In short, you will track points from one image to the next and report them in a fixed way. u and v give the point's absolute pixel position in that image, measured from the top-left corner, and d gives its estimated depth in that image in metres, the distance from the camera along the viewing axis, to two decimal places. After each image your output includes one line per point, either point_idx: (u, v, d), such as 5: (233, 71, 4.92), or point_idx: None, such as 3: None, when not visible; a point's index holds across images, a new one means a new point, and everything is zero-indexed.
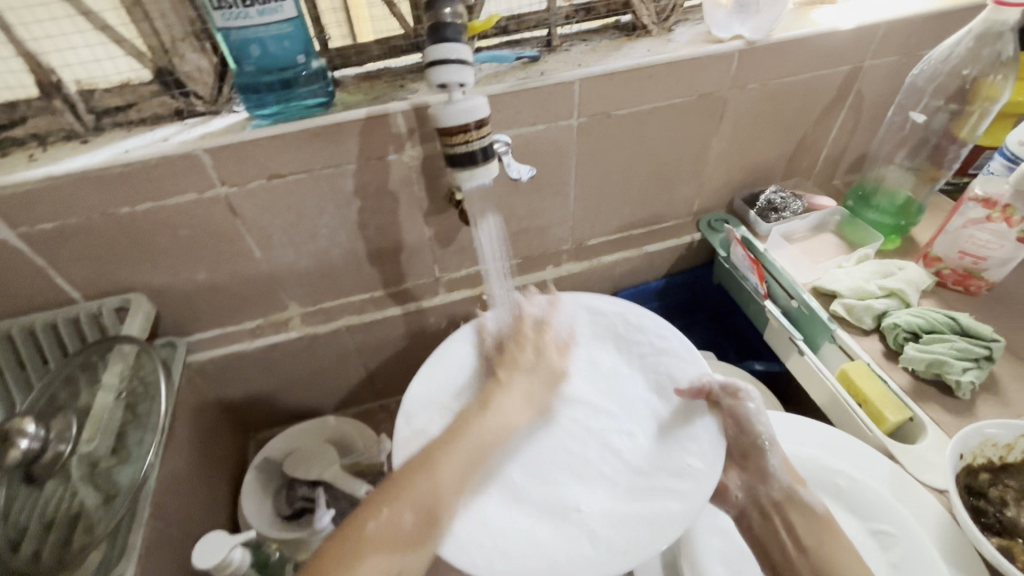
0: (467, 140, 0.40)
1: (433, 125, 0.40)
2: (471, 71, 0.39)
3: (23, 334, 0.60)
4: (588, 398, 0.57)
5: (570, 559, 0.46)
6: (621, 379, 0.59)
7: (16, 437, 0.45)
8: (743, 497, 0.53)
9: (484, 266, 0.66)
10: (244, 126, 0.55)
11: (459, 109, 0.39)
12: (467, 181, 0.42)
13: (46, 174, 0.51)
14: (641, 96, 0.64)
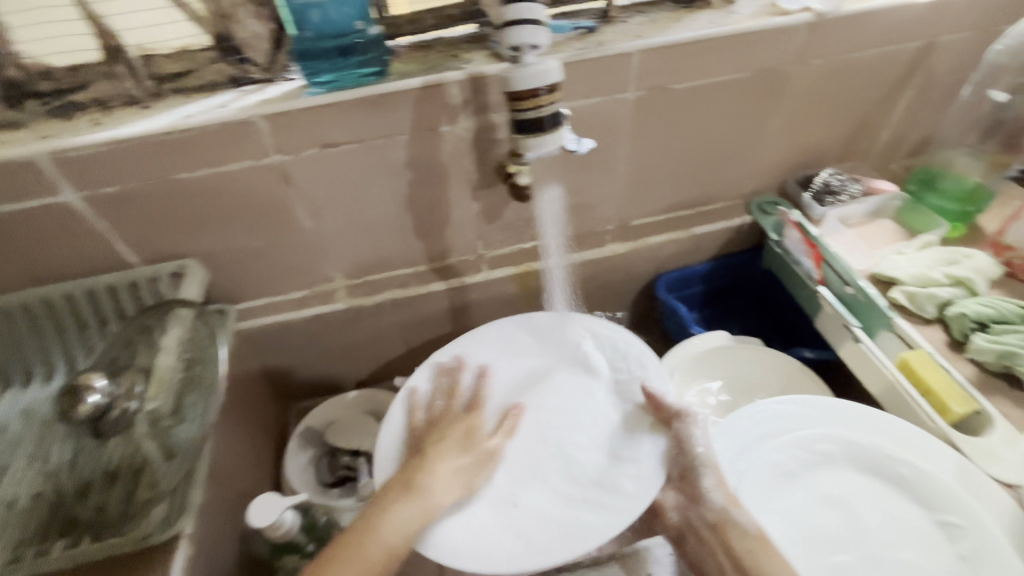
0: (536, 105, 0.40)
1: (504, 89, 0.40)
2: (544, 33, 0.39)
3: (83, 296, 0.61)
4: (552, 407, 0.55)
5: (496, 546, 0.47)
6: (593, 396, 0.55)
7: (86, 392, 0.45)
8: (677, 518, 0.49)
9: (542, 231, 0.73)
10: (299, 94, 0.55)
11: (531, 73, 0.39)
12: (537, 148, 0.41)
13: (110, 137, 0.52)
14: (700, 70, 0.61)
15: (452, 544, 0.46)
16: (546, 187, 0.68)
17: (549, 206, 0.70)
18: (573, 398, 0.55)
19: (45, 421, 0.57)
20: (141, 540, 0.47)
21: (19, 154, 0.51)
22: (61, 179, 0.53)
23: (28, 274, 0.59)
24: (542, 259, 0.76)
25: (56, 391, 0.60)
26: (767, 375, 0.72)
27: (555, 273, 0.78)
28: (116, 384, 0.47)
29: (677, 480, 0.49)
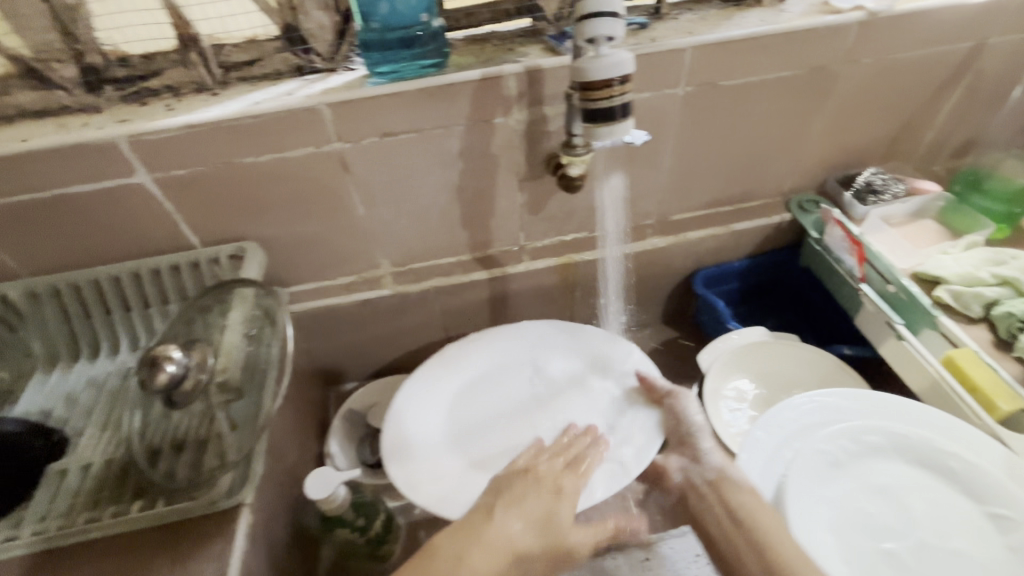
0: (608, 95, 0.41)
1: (577, 78, 0.41)
2: (622, 24, 0.39)
3: (150, 274, 0.63)
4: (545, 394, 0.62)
5: None
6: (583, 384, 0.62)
7: (164, 362, 0.47)
8: (681, 480, 0.56)
9: (602, 216, 0.75)
10: (363, 83, 0.57)
11: (606, 64, 0.40)
12: (609, 136, 0.42)
13: (186, 122, 0.54)
14: (750, 67, 0.62)
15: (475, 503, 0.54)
16: (606, 176, 0.70)
17: (607, 195, 0.72)
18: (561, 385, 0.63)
19: (115, 393, 0.60)
20: (210, 504, 0.51)
21: (99, 135, 0.53)
22: (136, 161, 0.56)
23: (98, 251, 0.62)
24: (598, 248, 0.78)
25: (122, 365, 0.63)
26: (804, 372, 0.73)
27: (611, 262, 0.80)
28: (190, 356, 0.49)
29: (676, 447, 0.58)
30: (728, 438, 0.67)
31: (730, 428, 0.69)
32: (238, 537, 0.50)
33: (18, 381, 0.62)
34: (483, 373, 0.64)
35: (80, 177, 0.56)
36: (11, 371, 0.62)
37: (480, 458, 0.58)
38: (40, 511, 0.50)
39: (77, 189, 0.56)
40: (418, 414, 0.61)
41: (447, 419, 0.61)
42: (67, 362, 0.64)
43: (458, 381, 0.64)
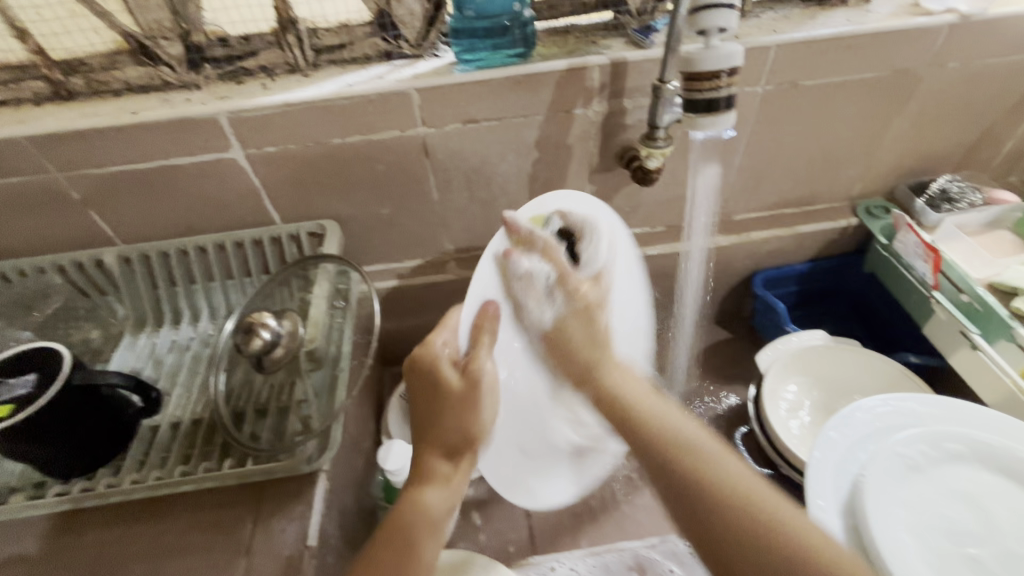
0: (715, 86, 0.44)
1: (686, 68, 0.44)
2: (736, 17, 0.42)
3: (234, 246, 0.67)
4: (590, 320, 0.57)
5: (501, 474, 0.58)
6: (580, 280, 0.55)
7: (260, 330, 0.52)
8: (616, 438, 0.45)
9: (693, 216, 0.73)
10: (451, 70, 0.58)
11: (718, 56, 0.43)
12: (711, 128, 0.45)
13: (283, 101, 0.57)
14: (832, 67, 0.62)
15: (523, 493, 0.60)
16: (701, 167, 0.68)
17: (703, 185, 0.70)
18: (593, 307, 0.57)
19: (198, 358, 0.64)
20: (294, 467, 0.52)
21: (202, 111, 0.56)
22: (233, 138, 0.58)
23: (187, 222, 0.66)
24: (686, 239, 0.76)
25: (204, 332, 0.67)
26: (867, 377, 0.72)
27: (697, 254, 0.78)
28: (282, 326, 0.53)
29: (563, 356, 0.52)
30: (790, 440, 0.67)
31: (790, 429, 0.69)
32: (317, 501, 0.52)
33: (107, 341, 0.66)
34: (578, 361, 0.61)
35: (180, 149, 0.59)
36: (102, 332, 0.65)
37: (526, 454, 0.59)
38: (137, 460, 0.53)
39: (176, 161, 0.59)
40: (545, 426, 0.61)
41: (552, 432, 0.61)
42: (153, 327, 0.68)
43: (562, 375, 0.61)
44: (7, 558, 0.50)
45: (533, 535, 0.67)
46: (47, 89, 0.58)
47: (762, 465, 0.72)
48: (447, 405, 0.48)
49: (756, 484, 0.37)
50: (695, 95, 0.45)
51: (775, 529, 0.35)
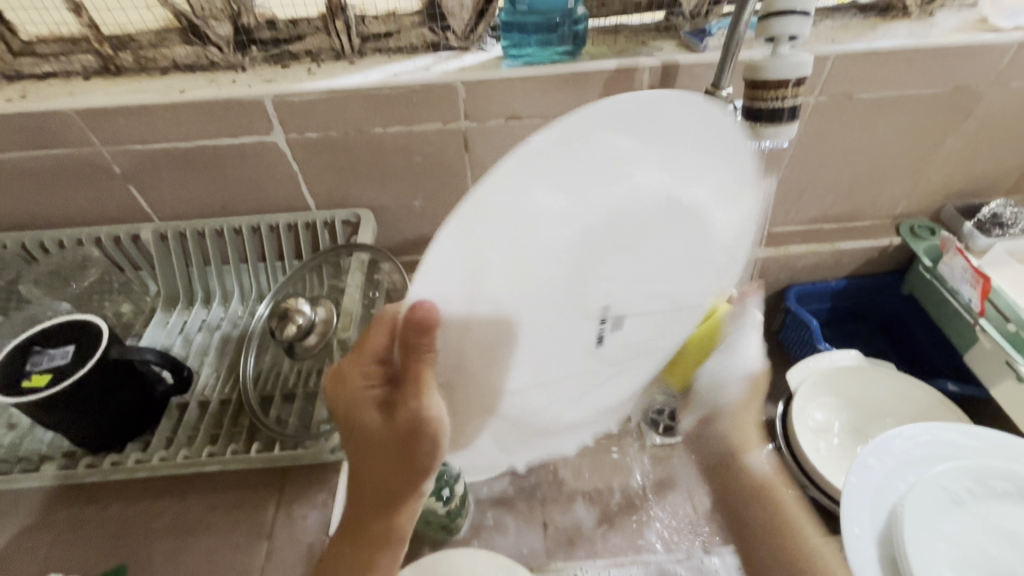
0: (781, 95, 0.43)
1: (751, 75, 0.43)
2: (809, 24, 0.41)
3: (267, 230, 0.67)
4: (606, 225, 0.33)
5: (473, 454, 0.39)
6: (603, 165, 0.30)
7: (296, 315, 0.52)
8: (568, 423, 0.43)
9: None
10: (498, 65, 0.58)
11: (787, 64, 0.42)
12: (773, 138, 0.44)
13: (328, 87, 0.56)
14: (890, 81, 0.60)
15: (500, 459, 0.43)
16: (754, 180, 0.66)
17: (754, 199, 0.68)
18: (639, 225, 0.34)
19: (227, 338, 0.64)
20: (318, 455, 0.51)
21: (247, 92, 0.56)
22: (275, 122, 0.58)
23: (223, 202, 0.66)
24: None
25: (234, 313, 0.67)
26: (901, 402, 0.70)
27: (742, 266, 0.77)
28: (317, 313, 0.53)
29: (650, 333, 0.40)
30: (816, 460, 0.65)
31: (818, 450, 0.67)
32: (339, 491, 0.52)
33: (138, 316, 0.67)
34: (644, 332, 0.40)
35: (223, 131, 0.59)
36: (132, 306, 0.67)
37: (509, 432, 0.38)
38: (164, 438, 0.54)
39: (219, 141, 0.60)
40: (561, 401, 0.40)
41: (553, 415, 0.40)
42: (184, 305, 0.68)
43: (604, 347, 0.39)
44: (31, 525, 0.50)
45: (548, 540, 0.65)
46: (96, 63, 0.59)
47: None
48: (376, 451, 0.37)
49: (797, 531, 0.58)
50: (757, 103, 0.43)
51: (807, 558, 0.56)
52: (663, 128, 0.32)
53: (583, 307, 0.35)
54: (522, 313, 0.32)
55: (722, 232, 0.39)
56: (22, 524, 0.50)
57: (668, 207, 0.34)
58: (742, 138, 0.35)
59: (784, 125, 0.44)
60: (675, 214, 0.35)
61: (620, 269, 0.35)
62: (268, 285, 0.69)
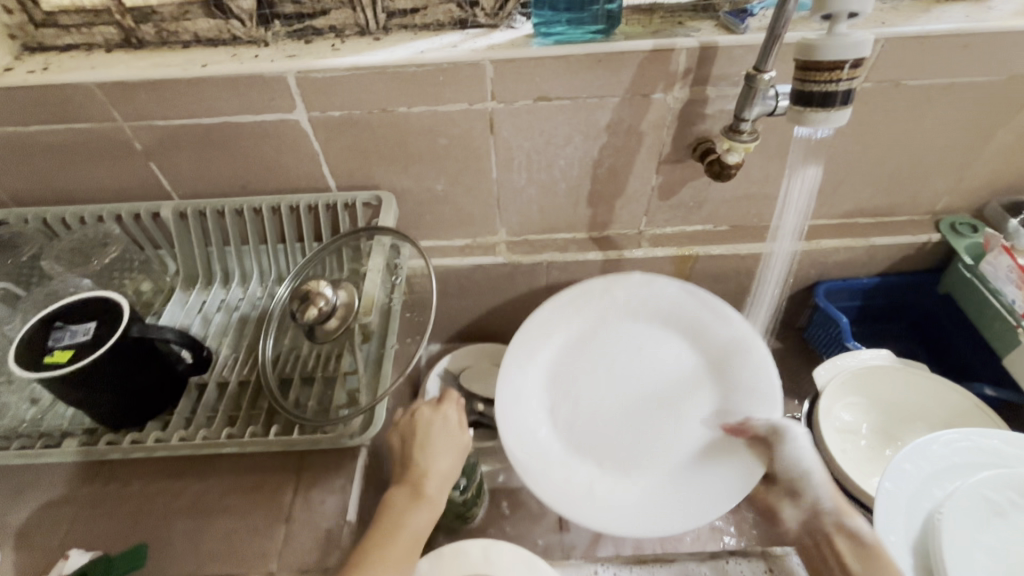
0: (834, 79, 0.40)
1: (802, 58, 0.40)
2: (869, 2, 0.38)
3: (288, 210, 0.66)
4: (651, 442, 0.60)
5: (517, 390, 0.62)
6: (676, 421, 0.61)
7: (317, 298, 0.50)
8: (530, 438, 0.60)
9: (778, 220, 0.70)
10: (528, 43, 0.55)
11: (844, 44, 0.39)
12: (823, 125, 0.42)
13: (352, 64, 0.55)
14: (942, 67, 0.57)
15: (506, 394, 0.61)
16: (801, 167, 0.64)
17: (798, 187, 0.66)
18: (625, 484, 0.58)
19: (246, 319, 0.63)
20: (337, 441, 0.50)
21: (269, 68, 0.55)
22: (298, 99, 0.57)
23: (244, 181, 0.65)
24: (769, 240, 0.72)
25: (253, 295, 0.66)
26: (933, 406, 0.67)
27: (780, 257, 0.74)
28: (338, 296, 0.52)
29: (629, 373, 0.64)
30: (844, 463, 0.64)
31: (843, 452, 0.66)
32: (357, 478, 0.52)
33: (157, 295, 0.66)
34: (618, 375, 0.64)
35: (244, 108, 0.57)
36: (152, 285, 0.66)
37: (547, 400, 0.63)
38: (183, 418, 0.53)
39: (240, 119, 0.58)
40: (562, 403, 0.63)
41: (555, 402, 0.63)
42: (203, 285, 0.67)
43: (581, 412, 0.63)
44: (53, 499, 0.51)
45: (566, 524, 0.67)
46: (118, 36, 0.58)
47: None
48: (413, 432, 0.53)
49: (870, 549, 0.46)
50: (808, 88, 0.41)
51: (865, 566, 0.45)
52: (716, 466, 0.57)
53: (585, 455, 0.60)
54: (565, 464, 0.59)
55: (682, 411, 0.62)
56: (45, 498, 0.51)
57: (666, 420, 0.62)
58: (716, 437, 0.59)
59: (833, 113, 0.42)
60: (671, 404, 0.62)
61: (619, 437, 0.61)
62: (288, 267, 0.68)
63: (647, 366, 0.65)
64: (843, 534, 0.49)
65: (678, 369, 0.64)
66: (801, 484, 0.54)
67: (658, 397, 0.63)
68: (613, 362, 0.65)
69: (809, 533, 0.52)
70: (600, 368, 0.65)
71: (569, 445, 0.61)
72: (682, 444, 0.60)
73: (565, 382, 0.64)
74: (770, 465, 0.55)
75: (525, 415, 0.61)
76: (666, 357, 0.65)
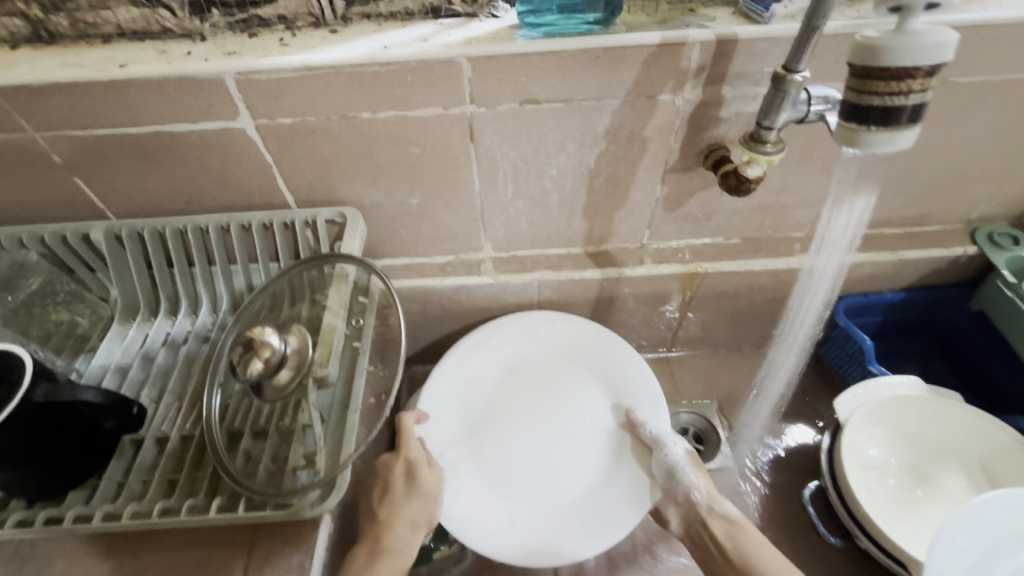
0: (903, 89, 0.33)
1: (864, 62, 0.33)
2: None
3: (238, 229, 0.57)
4: (555, 461, 0.57)
5: (430, 437, 0.56)
6: (576, 436, 0.58)
7: (261, 348, 0.42)
8: (453, 486, 0.54)
9: (819, 244, 0.61)
10: (512, 36, 0.47)
11: (920, 45, 0.32)
12: (884, 146, 0.35)
13: (303, 63, 0.46)
14: (998, 62, 0.48)
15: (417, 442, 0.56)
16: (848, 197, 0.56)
17: (844, 218, 0.57)
18: (535, 520, 0.53)
19: (194, 357, 0.55)
20: (294, 513, 0.43)
21: (203, 68, 0.46)
22: (241, 104, 0.48)
23: (187, 196, 0.56)
24: (813, 254, 0.62)
25: (203, 326, 0.58)
26: (971, 440, 0.61)
27: (824, 271, 0.64)
28: (288, 343, 0.44)
29: (530, 391, 0.61)
30: (872, 508, 0.56)
31: (870, 492, 0.59)
32: (319, 551, 0.44)
33: (96, 326, 0.58)
34: (523, 401, 0.60)
35: (176, 113, 0.48)
36: (89, 316, 0.58)
37: (462, 440, 0.57)
38: (114, 483, 0.46)
39: (174, 127, 0.49)
40: (477, 443, 0.57)
41: (468, 441, 0.57)
42: (146, 315, 0.59)
43: (497, 447, 0.57)
44: None
45: None
46: (25, 29, 0.49)
47: (832, 532, 0.62)
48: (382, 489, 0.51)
49: (749, 550, 0.52)
50: (870, 99, 0.34)
51: (745, 559, 0.51)
52: (616, 474, 0.55)
53: (503, 494, 0.55)
54: (483, 506, 0.54)
55: (578, 425, 0.58)
56: None
57: (567, 437, 0.58)
58: (614, 445, 0.57)
59: (899, 132, 0.35)
60: (569, 419, 0.59)
61: (528, 465, 0.57)
62: (244, 293, 0.60)
63: (548, 384, 0.61)
64: (716, 520, 0.54)
65: (577, 382, 0.61)
66: (676, 483, 0.55)
67: (560, 417, 0.59)
68: (519, 390, 0.61)
69: (689, 528, 0.55)
70: (507, 394, 0.60)
71: (485, 482, 0.55)
72: (581, 458, 0.57)
73: (476, 420, 0.59)
74: (648, 471, 0.55)
75: (440, 461, 0.55)
76: (564, 378, 0.61)
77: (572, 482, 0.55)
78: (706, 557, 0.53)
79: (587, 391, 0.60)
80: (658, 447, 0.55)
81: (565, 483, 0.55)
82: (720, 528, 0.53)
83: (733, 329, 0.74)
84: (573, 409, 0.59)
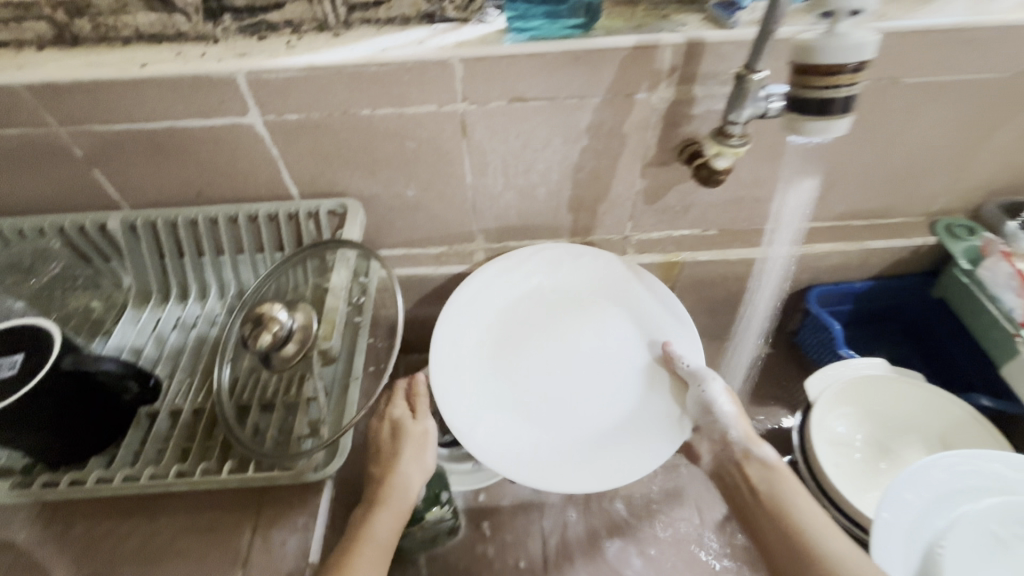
0: (834, 83, 0.38)
1: (800, 60, 0.38)
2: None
3: (246, 220, 0.61)
4: (584, 394, 0.59)
5: (454, 367, 0.59)
6: (606, 371, 0.61)
7: (270, 323, 0.46)
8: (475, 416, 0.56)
9: (773, 229, 0.69)
10: (500, 39, 0.51)
11: (844, 46, 0.37)
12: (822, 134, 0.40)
13: (308, 63, 0.50)
14: (944, 64, 0.53)
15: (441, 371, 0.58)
16: (795, 180, 0.65)
17: (792, 202, 0.67)
18: (563, 445, 0.55)
19: (204, 340, 0.59)
20: (298, 477, 0.47)
21: (216, 67, 0.50)
22: (251, 101, 0.52)
23: (198, 188, 0.60)
24: (766, 244, 0.70)
25: (211, 312, 0.62)
26: (932, 417, 0.65)
27: (776, 263, 0.72)
28: (294, 320, 0.47)
29: (558, 330, 0.63)
30: (839, 482, 0.60)
31: (837, 466, 0.63)
32: (320, 513, 0.48)
33: (109, 312, 0.61)
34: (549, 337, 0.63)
35: (190, 109, 0.52)
36: (102, 301, 0.62)
37: (486, 371, 0.60)
38: (131, 452, 0.49)
39: (188, 123, 0.53)
40: (501, 376, 0.60)
41: (493, 373, 0.60)
42: (158, 301, 0.63)
43: (522, 381, 0.60)
44: None
45: (548, 551, 0.64)
46: (50, 31, 0.52)
47: None
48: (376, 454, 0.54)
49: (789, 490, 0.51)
50: (806, 93, 0.39)
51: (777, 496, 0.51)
52: (648, 407, 0.58)
53: (529, 423, 0.57)
54: (509, 433, 0.56)
55: (607, 361, 0.61)
56: None
57: (596, 372, 0.61)
58: (645, 380, 0.60)
59: (833, 121, 0.40)
60: (597, 355, 0.62)
61: (556, 396, 0.59)
62: (250, 280, 0.64)
63: (573, 323, 0.64)
64: (752, 460, 0.55)
65: (604, 322, 0.64)
66: (712, 419, 0.57)
67: (587, 353, 0.62)
68: (544, 327, 0.63)
69: (723, 467, 0.56)
70: (532, 331, 0.63)
71: (511, 411, 0.58)
72: (612, 391, 0.59)
73: (501, 354, 0.61)
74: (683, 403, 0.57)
75: (464, 390, 0.58)
76: (591, 317, 0.64)
77: (603, 412, 0.58)
78: (736, 497, 0.54)
79: (617, 331, 0.63)
80: (693, 378, 0.57)
81: (596, 413, 0.58)
82: (756, 471, 0.54)
83: (712, 317, 0.78)
84: (601, 346, 0.62)
